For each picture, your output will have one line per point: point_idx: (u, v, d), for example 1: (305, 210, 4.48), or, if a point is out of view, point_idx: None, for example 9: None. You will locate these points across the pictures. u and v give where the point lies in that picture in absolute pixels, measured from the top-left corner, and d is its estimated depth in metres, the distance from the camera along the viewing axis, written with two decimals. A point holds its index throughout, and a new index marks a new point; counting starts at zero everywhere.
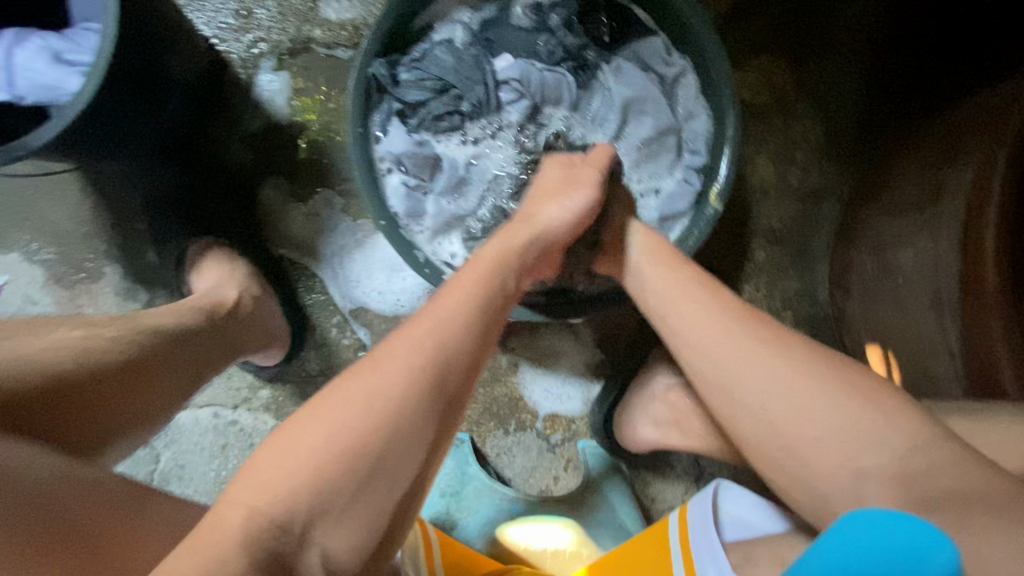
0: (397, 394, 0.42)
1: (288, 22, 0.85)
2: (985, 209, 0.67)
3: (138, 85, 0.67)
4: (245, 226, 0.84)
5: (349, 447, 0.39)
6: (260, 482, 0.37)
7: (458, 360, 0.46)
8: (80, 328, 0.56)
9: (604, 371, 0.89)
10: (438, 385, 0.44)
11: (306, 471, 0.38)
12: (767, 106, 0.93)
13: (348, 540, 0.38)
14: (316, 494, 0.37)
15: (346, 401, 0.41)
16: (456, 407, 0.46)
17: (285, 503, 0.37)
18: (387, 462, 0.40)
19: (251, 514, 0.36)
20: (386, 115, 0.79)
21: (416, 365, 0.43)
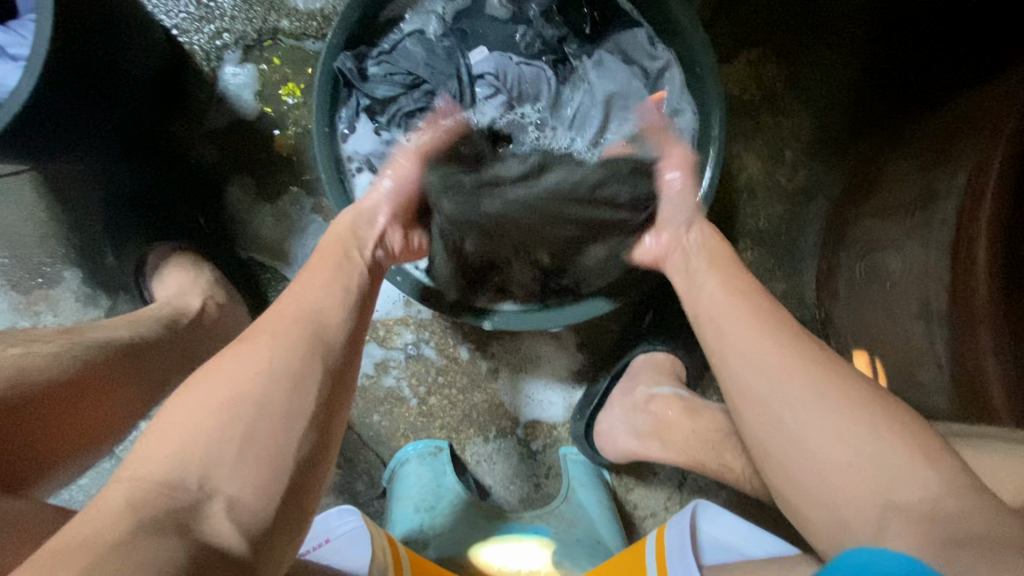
0: (265, 354, 0.45)
1: (253, 11, 0.80)
2: (977, 214, 0.62)
3: (84, 82, 0.63)
4: (212, 228, 0.81)
5: (224, 399, 0.41)
6: (144, 454, 0.38)
7: (318, 314, 0.50)
8: (20, 345, 0.54)
9: (586, 376, 0.87)
10: (308, 339, 0.48)
11: (192, 430, 0.40)
12: (756, 100, 0.90)
13: (247, 485, 0.39)
14: (205, 445, 0.39)
15: (214, 377, 0.43)
16: (340, 358, 0.49)
17: (174, 457, 0.38)
18: (272, 406, 0.42)
19: (138, 481, 0.36)
20: (354, 111, 0.74)
21: (279, 331, 0.47)
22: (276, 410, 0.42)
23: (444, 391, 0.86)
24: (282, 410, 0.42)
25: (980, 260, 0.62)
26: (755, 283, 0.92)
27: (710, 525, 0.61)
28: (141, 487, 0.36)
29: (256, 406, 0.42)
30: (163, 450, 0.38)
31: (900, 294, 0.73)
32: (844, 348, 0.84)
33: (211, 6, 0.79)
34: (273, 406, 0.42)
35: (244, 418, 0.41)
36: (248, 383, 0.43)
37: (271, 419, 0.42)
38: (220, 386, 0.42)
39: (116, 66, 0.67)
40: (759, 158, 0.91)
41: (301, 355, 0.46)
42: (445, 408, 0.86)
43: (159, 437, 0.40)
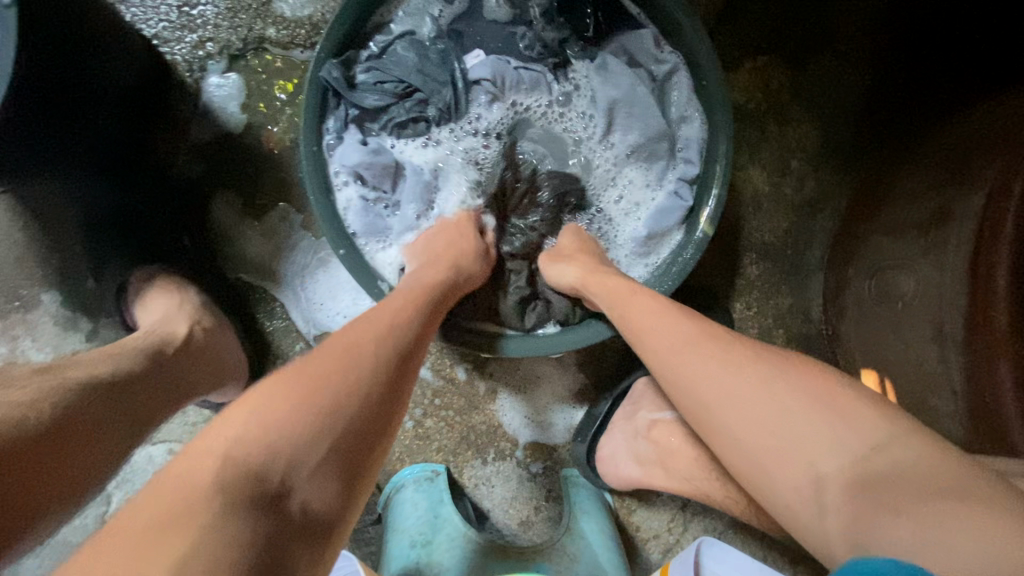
0: (346, 361, 0.45)
1: (238, 19, 0.76)
2: (998, 235, 0.60)
3: (55, 99, 0.59)
4: (198, 246, 0.78)
5: (252, 459, 0.37)
6: (225, 437, 0.39)
7: (392, 329, 0.51)
8: None
9: (588, 396, 0.85)
10: (384, 356, 0.48)
11: (274, 424, 0.40)
12: (762, 108, 0.87)
13: (321, 488, 0.39)
14: (288, 443, 0.39)
15: (297, 374, 0.43)
16: (403, 379, 0.49)
17: (263, 449, 0.38)
18: (348, 415, 0.42)
19: (221, 464, 0.37)
20: (342, 122, 0.71)
21: (358, 343, 0.48)
22: (355, 415, 0.43)
23: (441, 413, 0.84)
24: (358, 419, 0.43)
25: (1002, 287, 0.59)
26: (760, 299, 0.89)
27: (716, 563, 0.59)
28: (224, 468, 0.36)
29: (335, 410, 0.42)
30: (245, 440, 0.38)
31: (913, 315, 0.70)
32: (851, 367, 0.82)
33: (193, 14, 0.75)
34: (350, 413, 0.43)
35: (328, 418, 0.41)
36: (328, 387, 0.43)
37: (349, 425, 0.42)
38: (302, 384, 0.43)
39: (91, 81, 0.64)
40: (765, 169, 0.88)
41: (377, 372, 0.46)
42: (442, 430, 0.84)
43: (237, 419, 0.40)
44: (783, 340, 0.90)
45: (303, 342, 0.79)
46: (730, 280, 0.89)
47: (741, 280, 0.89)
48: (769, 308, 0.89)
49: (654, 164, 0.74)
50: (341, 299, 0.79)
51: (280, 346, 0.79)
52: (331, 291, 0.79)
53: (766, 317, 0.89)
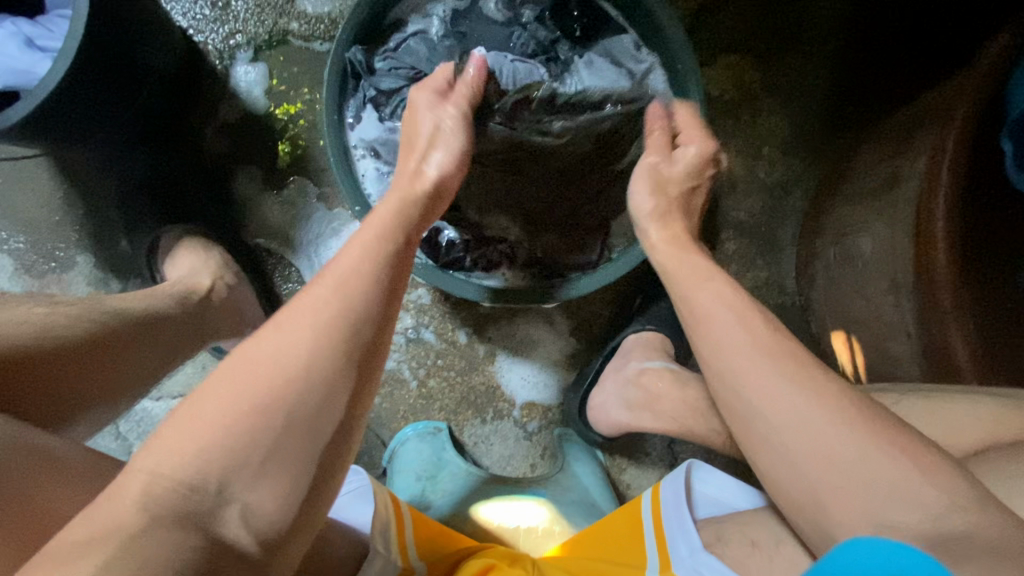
0: (295, 355, 0.44)
1: (265, 14, 0.85)
2: (934, 191, 0.68)
3: (107, 70, 0.67)
4: (220, 214, 0.85)
5: (246, 402, 0.41)
6: (170, 447, 0.39)
7: (366, 308, 0.49)
8: (41, 308, 0.57)
9: (580, 359, 0.91)
10: (346, 339, 0.46)
11: (213, 434, 0.40)
12: (735, 100, 0.96)
13: (264, 494, 0.40)
14: (225, 454, 0.40)
15: (245, 371, 0.43)
16: (371, 359, 0.48)
17: (267, 378, 0.43)
18: (294, 418, 0.42)
19: (156, 480, 0.38)
20: (361, 101, 0.79)
21: (317, 327, 0.46)
22: (302, 416, 0.43)
23: (443, 373, 0.89)
24: (305, 419, 0.43)
25: (939, 233, 0.67)
26: (738, 271, 0.97)
27: (703, 484, 0.64)
28: (160, 485, 0.38)
29: (280, 414, 0.42)
30: (185, 455, 0.39)
31: (871, 272, 0.78)
32: (821, 329, 0.89)
33: (226, 9, 0.84)
34: (296, 415, 0.42)
35: (267, 425, 0.41)
36: (272, 391, 0.42)
37: (310, 404, 0.43)
38: (245, 384, 0.42)
39: (138, 58, 0.72)
40: (739, 153, 0.96)
41: (333, 364, 0.45)
42: (444, 390, 0.89)
43: (193, 423, 0.41)
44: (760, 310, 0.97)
45: None
46: (710, 253, 0.96)
47: (720, 253, 0.96)
48: (747, 279, 0.97)
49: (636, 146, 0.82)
50: None
51: None
52: (342, 256, 0.86)
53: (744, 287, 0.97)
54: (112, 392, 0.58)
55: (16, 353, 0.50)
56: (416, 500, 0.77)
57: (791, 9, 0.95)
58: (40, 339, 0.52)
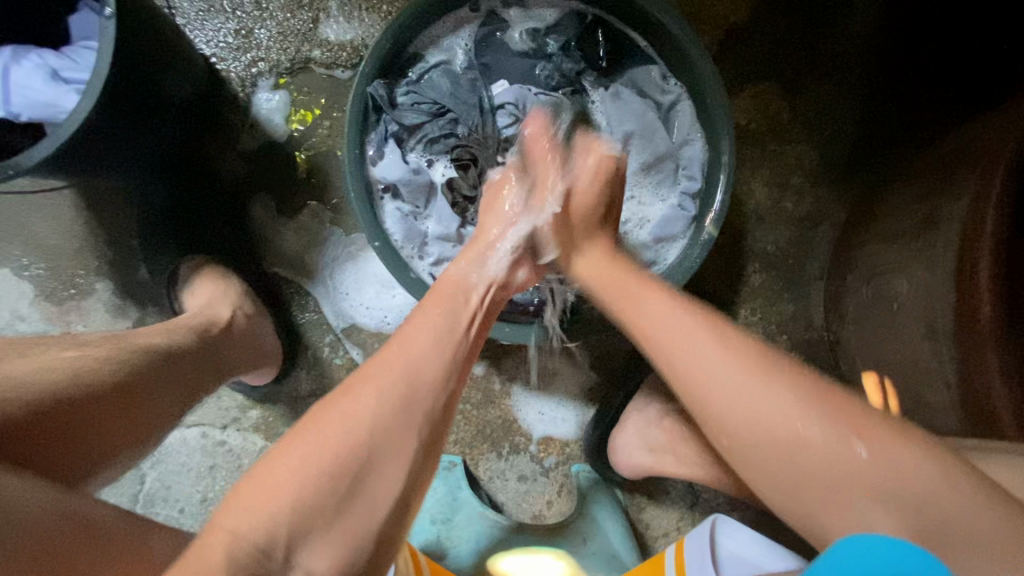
0: (374, 428, 0.45)
1: (287, 42, 0.84)
2: (979, 239, 0.65)
3: (132, 103, 0.67)
4: (238, 243, 0.84)
5: (325, 470, 0.42)
6: (251, 507, 0.40)
7: (430, 378, 0.51)
8: (71, 349, 0.57)
9: (599, 394, 0.88)
10: (410, 409, 0.48)
11: (290, 495, 0.41)
12: (764, 130, 0.93)
13: (326, 555, 0.41)
14: (296, 519, 0.40)
15: (328, 424, 0.45)
16: (439, 422, 0.50)
17: (339, 451, 0.43)
18: (360, 491, 0.43)
19: (236, 540, 0.38)
20: (382, 136, 0.78)
21: (389, 388, 0.48)
22: (370, 478, 0.44)
23: (459, 406, 0.87)
24: (372, 491, 0.44)
25: (984, 281, 0.64)
26: (763, 304, 0.94)
27: (728, 540, 0.61)
28: (243, 546, 0.38)
29: (353, 476, 0.43)
30: (273, 508, 0.40)
31: (907, 313, 0.75)
32: (851, 367, 0.87)
33: (249, 37, 0.84)
34: (365, 470, 0.44)
35: (338, 488, 0.42)
36: (347, 464, 0.43)
37: (371, 477, 0.44)
38: (322, 449, 0.43)
39: (161, 90, 0.72)
40: (766, 184, 0.93)
41: (401, 436, 0.46)
42: (459, 424, 0.87)
43: (271, 478, 0.42)
44: (786, 346, 0.94)
45: (333, 334, 0.85)
46: (735, 287, 0.94)
47: (744, 286, 0.94)
48: (773, 313, 0.94)
49: (661, 179, 0.80)
50: (365, 290, 0.85)
51: (310, 337, 0.85)
52: (357, 281, 0.85)
53: (769, 321, 0.94)
54: (150, 425, 0.59)
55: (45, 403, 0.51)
56: (431, 546, 0.79)
57: (819, 35, 0.92)
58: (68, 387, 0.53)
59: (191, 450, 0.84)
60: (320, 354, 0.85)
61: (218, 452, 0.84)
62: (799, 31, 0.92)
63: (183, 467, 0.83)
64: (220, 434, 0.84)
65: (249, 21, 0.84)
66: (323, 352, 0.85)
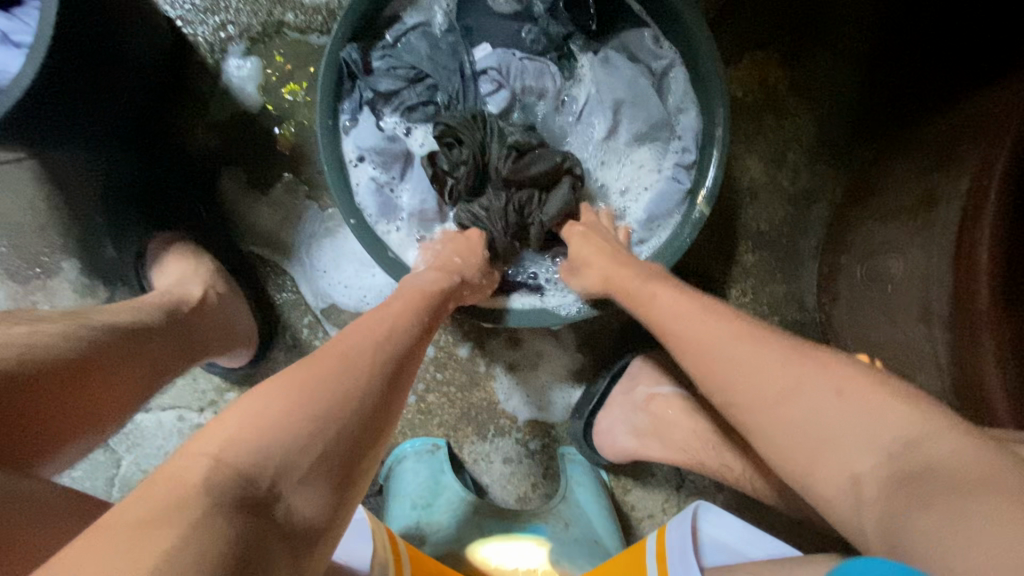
0: (345, 364, 0.44)
1: (258, 5, 0.79)
2: (980, 214, 0.62)
3: (88, 66, 0.62)
4: (211, 219, 0.81)
5: (304, 397, 0.40)
6: (228, 435, 0.37)
7: (395, 332, 0.51)
8: (23, 326, 0.54)
9: (586, 376, 0.86)
10: (381, 359, 0.47)
11: (274, 423, 0.38)
12: (760, 102, 0.89)
13: (311, 490, 0.37)
14: (277, 441, 0.37)
15: (305, 367, 0.43)
16: (405, 377, 0.49)
17: (318, 383, 0.42)
18: (339, 419, 0.41)
19: (219, 463, 0.35)
20: (356, 104, 0.73)
21: (364, 341, 0.48)
22: (351, 413, 0.42)
23: (443, 389, 0.85)
24: (352, 421, 0.41)
25: (983, 259, 0.62)
26: (755, 285, 0.92)
27: (709, 525, 0.60)
28: (221, 472, 0.34)
29: (334, 406, 0.41)
30: (249, 434, 0.37)
31: (904, 295, 0.73)
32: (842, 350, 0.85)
33: None
34: (345, 408, 0.42)
35: (321, 410, 0.40)
36: (326, 393, 0.41)
37: (348, 407, 0.42)
38: (302, 380, 0.41)
39: (119, 53, 0.67)
40: (761, 160, 0.90)
41: (372, 373, 0.45)
42: (443, 406, 0.85)
43: (245, 413, 0.38)
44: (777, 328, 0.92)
45: (311, 315, 0.82)
46: (726, 267, 0.91)
47: (737, 266, 0.91)
48: (765, 294, 0.92)
49: (653, 151, 0.76)
50: (344, 269, 0.82)
51: (288, 318, 0.82)
52: (335, 259, 0.82)
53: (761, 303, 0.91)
54: (112, 407, 0.57)
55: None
56: (411, 531, 0.76)
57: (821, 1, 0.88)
58: (19, 368, 0.50)
59: (167, 433, 0.82)
60: (298, 335, 0.82)
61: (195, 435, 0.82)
62: None
63: (159, 451, 0.82)
64: (197, 417, 0.82)
65: None
66: (301, 333, 0.82)
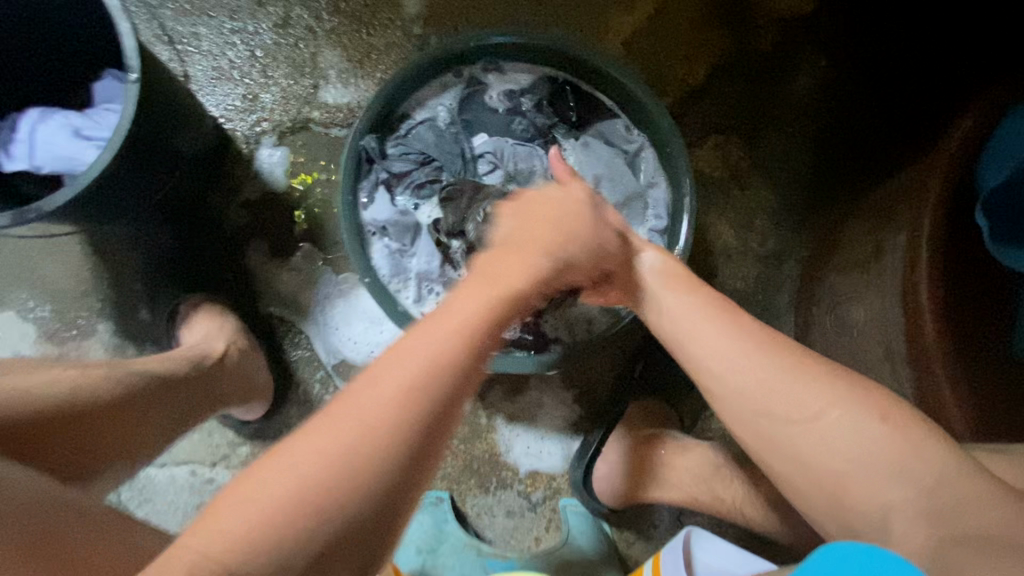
0: (371, 466, 0.40)
1: (289, 105, 0.93)
2: (915, 267, 0.71)
3: (143, 155, 0.74)
4: (235, 283, 0.89)
5: (310, 504, 0.38)
6: (231, 532, 0.37)
7: (422, 421, 0.43)
8: (73, 370, 0.60)
9: (583, 427, 0.90)
10: (408, 454, 0.42)
11: (272, 530, 0.37)
12: (724, 177, 1.02)
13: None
14: (277, 552, 0.37)
15: (318, 457, 0.40)
16: (418, 478, 0.43)
17: (328, 487, 0.39)
18: (351, 531, 0.39)
19: (213, 565, 0.36)
20: (373, 184, 0.85)
21: (401, 421, 0.42)
22: (355, 527, 0.39)
23: (447, 441, 0.89)
24: (358, 533, 0.40)
25: (924, 304, 0.71)
26: None
27: (703, 552, 0.63)
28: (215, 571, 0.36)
29: (338, 516, 0.39)
30: (252, 538, 0.37)
31: (866, 338, 0.80)
32: None
33: (254, 100, 0.93)
34: (358, 521, 0.39)
35: (323, 520, 0.38)
36: (338, 497, 0.39)
37: (356, 519, 0.39)
38: (315, 477, 0.39)
39: (170, 146, 0.79)
40: (732, 225, 1.01)
41: (396, 476, 0.41)
42: (447, 459, 0.88)
43: (256, 506, 0.38)
44: None
45: (323, 370, 0.88)
46: None
47: None
48: None
49: (631, 217, 0.86)
50: (354, 325, 0.89)
51: (302, 375, 0.88)
52: (346, 318, 0.89)
53: None
54: (139, 448, 0.61)
55: (46, 419, 0.54)
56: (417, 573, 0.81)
57: (769, 92, 1.01)
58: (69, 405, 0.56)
59: (179, 489, 0.84)
60: (310, 389, 0.88)
61: (205, 490, 0.84)
62: (753, 89, 1.01)
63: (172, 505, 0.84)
64: (209, 472, 0.85)
65: (255, 87, 0.93)
66: (314, 389, 0.88)
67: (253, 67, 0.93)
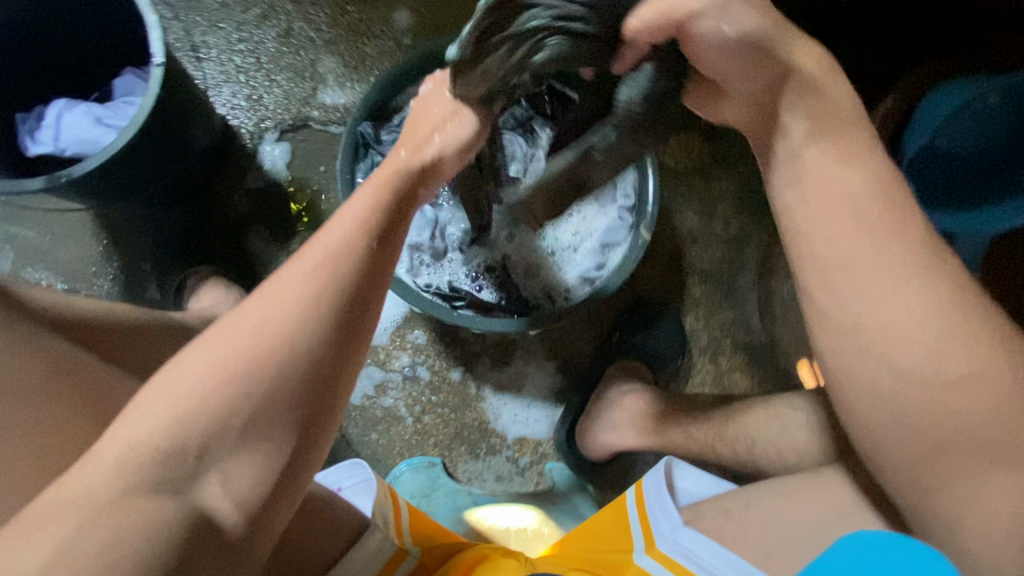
0: (268, 353, 0.45)
1: (290, 105, 1.02)
2: None
3: (158, 140, 0.80)
4: (238, 264, 0.97)
5: (218, 384, 0.43)
6: (153, 412, 0.42)
7: (318, 316, 0.47)
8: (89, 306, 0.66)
9: (566, 396, 0.96)
10: (304, 347, 0.46)
11: (185, 409, 0.42)
12: (689, 168, 1.06)
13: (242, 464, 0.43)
14: (191, 427, 0.42)
15: (224, 346, 0.45)
16: (326, 366, 0.47)
17: (234, 373, 0.44)
18: (261, 413, 0.44)
19: (134, 444, 0.40)
20: (370, 165, 0.94)
21: (288, 319, 0.46)
22: (268, 407, 0.44)
23: (438, 411, 0.94)
24: (270, 414, 0.44)
25: None
26: (705, 313, 1.03)
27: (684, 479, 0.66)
28: (140, 449, 0.40)
29: (249, 397, 0.43)
30: (171, 415, 0.42)
31: None
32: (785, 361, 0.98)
33: (257, 101, 1.01)
34: (266, 403, 0.44)
35: (237, 403, 0.43)
36: (242, 381, 0.43)
37: (268, 403, 0.44)
38: (222, 364, 0.44)
39: (183, 136, 0.85)
40: (695, 213, 1.05)
41: (296, 364, 0.45)
42: (438, 427, 0.93)
43: (169, 393, 0.43)
44: (729, 349, 1.03)
45: None
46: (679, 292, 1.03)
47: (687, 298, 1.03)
48: (715, 320, 1.03)
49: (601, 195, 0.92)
50: None
51: None
52: None
53: (712, 327, 1.03)
54: None
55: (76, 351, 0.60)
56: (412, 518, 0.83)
57: None
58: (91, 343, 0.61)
59: None
60: None
61: None
62: None
63: None
64: None
65: (259, 89, 1.02)
66: None
67: (257, 71, 1.02)
